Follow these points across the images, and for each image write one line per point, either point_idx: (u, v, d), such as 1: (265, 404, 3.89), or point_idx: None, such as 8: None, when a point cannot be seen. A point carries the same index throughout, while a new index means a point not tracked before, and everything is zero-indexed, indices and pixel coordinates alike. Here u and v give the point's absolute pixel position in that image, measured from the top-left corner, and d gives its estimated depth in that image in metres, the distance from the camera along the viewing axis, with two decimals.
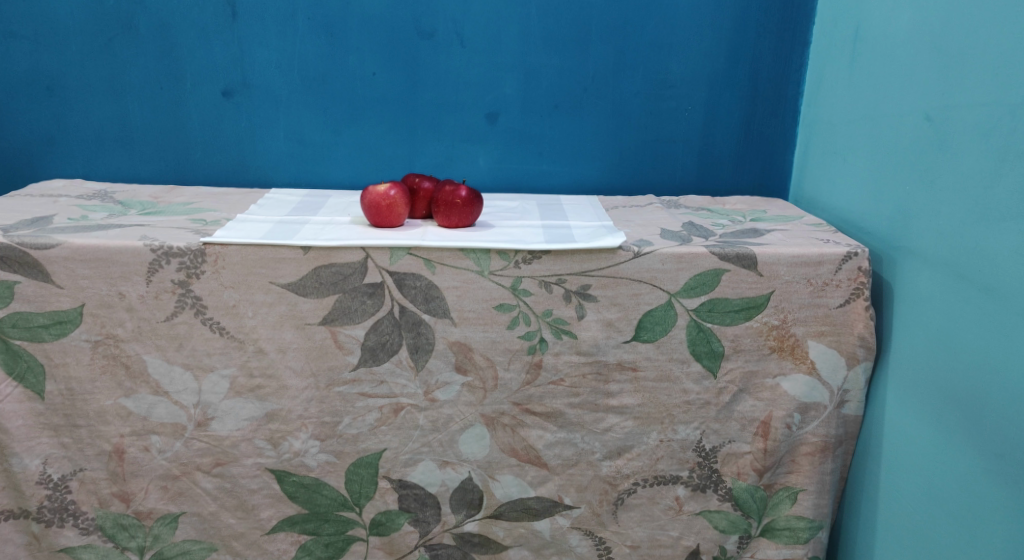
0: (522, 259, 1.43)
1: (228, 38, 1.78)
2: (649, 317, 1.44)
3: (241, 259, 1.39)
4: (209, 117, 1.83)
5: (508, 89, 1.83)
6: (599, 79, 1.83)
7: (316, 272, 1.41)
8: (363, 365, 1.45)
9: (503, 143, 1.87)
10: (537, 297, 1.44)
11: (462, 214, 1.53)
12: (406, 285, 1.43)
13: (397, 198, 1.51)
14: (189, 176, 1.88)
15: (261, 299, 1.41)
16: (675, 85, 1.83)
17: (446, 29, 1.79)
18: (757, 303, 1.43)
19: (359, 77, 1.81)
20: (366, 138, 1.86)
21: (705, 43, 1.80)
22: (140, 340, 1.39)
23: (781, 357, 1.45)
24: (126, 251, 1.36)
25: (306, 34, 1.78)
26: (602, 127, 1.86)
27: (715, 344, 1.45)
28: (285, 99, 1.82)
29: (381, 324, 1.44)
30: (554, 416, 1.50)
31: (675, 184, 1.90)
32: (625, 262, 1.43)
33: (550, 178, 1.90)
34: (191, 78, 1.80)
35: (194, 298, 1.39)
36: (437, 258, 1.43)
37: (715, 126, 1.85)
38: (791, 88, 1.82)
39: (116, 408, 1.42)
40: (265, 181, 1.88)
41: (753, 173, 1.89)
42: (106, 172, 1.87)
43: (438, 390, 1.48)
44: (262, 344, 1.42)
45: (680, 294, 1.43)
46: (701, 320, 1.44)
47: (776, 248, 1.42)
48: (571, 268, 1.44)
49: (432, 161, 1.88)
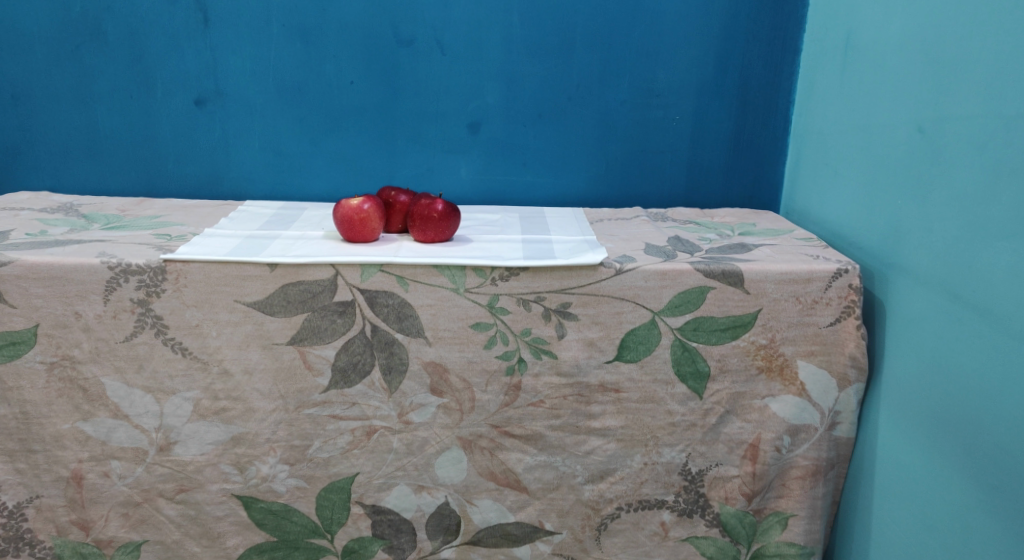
0: (499, 276, 1.37)
1: (200, 45, 1.72)
2: (631, 336, 1.39)
3: (204, 276, 1.34)
4: (181, 126, 1.77)
5: (489, 98, 1.77)
6: (584, 88, 1.77)
7: (284, 289, 1.36)
8: (334, 387, 1.39)
9: (485, 153, 1.81)
10: (515, 315, 1.39)
11: (439, 228, 1.47)
12: (377, 303, 1.37)
13: (371, 212, 1.45)
14: (160, 188, 1.81)
15: (226, 318, 1.35)
16: (662, 94, 1.77)
17: (426, 36, 1.73)
18: (743, 322, 1.37)
19: (336, 86, 1.76)
20: (344, 148, 1.80)
21: (692, 52, 1.74)
22: (98, 362, 1.34)
23: (769, 378, 1.39)
24: (82, 268, 1.30)
25: (281, 40, 1.72)
26: (587, 138, 1.80)
27: (700, 364, 1.39)
28: (259, 108, 1.77)
29: (352, 344, 1.38)
30: (534, 439, 1.44)
31: (663, 196, 1.85)
32: (606, 279, 1.37)
33: (534, 190, 1.84)
34: (161, 87, 1.74)
35: (154, 318, 1.33)
36: (411, 275, 1.37)
37: (703, 136, 1.80)
38: (782, 97, 1.77)
39: (74, 433, 1.36)
40: (239, 193, 1.82)
41: (744, 184, 1.83)
42: (74, 183, 1.81)
43: (413, 412, 1.42)
44: (228, 365, 1.36)
45: (663, 312, 1.38)
46: (686, 339, 1.38)
47: (763, 265, 1.36)
48: (550, 285, 1.38)
49: (411, 172, 1.82)
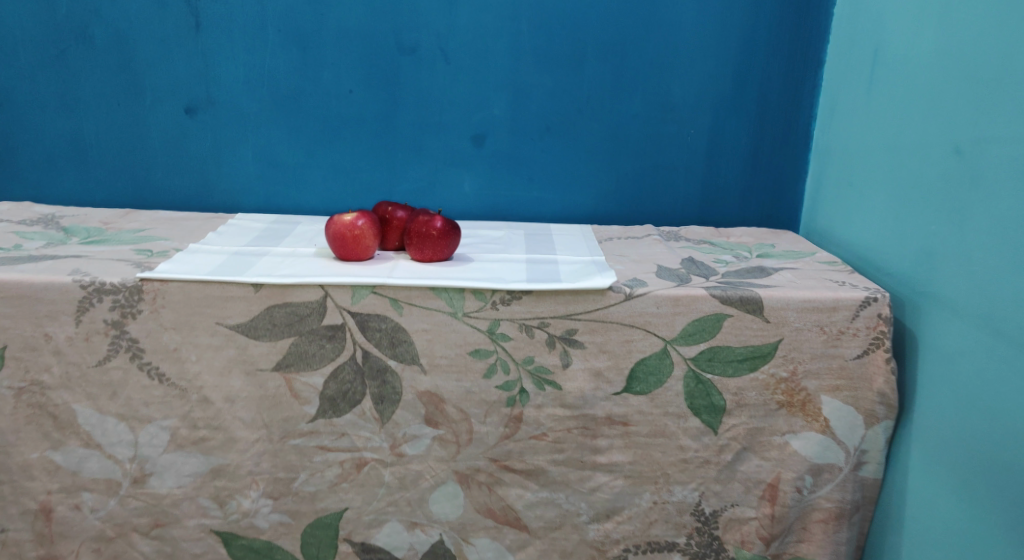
0: (500, 299, 1.28)
1: (191, 50, 1.63)
2: (641, 366, 1.29)
3: (184, 297, 1.25)
4: (171, 135, 1.68)
5: (495, 109, 1.68)
6: (595, 100, 1.68)
7: (269, 311, 1.27)
8: (322, 417, 1.30)
9: (489, 167, 1.72)
10: (516, 342, 1.29)
11: (437, 247, 1.38)
12: (369, 327, 1.28)
13: (365, 228, 1.36)
14: (148, 199, 1.72)
15: (206, 342, 1.26)
16: (677, 107, 1.68)
17: (429, 44, 1.64)
18: (763, 352, 1.26)
19: (334, 95, 1.67)
20: (342, 160, 1.71)
21: (709, 63, 1.65)
22: (70, 388, 1.26)
23: (790, 414, 1.28)
24: (53, 287, 1.22)
25: (276, 46, 1.63)
26: (596, 152, 1.71)
27: (715, 398, 1.28)
28: (253, 118, 1.68)
29: (342, 371, 1.29)
30: (536, 474, 1.34)
31: (677, 214, 1.75)
32: (614, 304, 1.27)
33: (540, 206, 1.75)
34: (150, 93, 1.66)
35: (129, 341, 1.25)
36: (405, 297, 1.27)
37: (720, 152, 1.70)
38: (804, 111, 1.67)
39: (43, 463, 1.28)
40: (231, 206, 1.73)
41: (762, 203, 1.73)
42: (59, 194, 1.72)
43: (406, 444, 1.32)
44: (208, 393, 1.28)
45: (676, 341, 1.28)
46: (700, 370, 1.28)
47: (785, 291, 1.26)
48: (555, 311, 1.28)
49: (412, 186, 1.73)
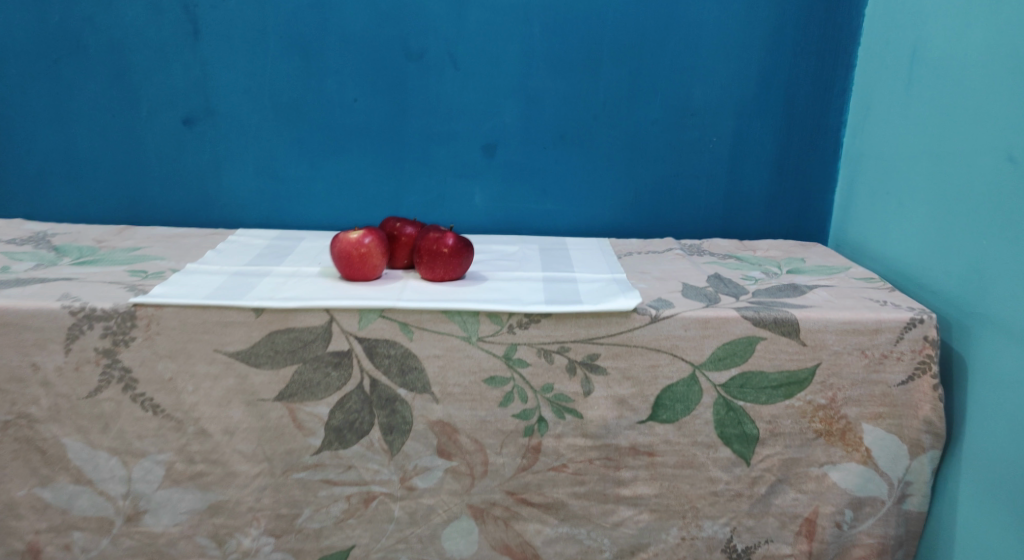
0: (517, 322, 1.20)
1: (189, 59, 1.55)
2: (668, 393, 1.20)
3: (179, 323, 1.17)
4: (167, 148, 1.60)
5: (507, 117, 1.60)
6: (612, 107, 1.60)
7: (271, 337, 1.19)
8: (327, 448, 1.22)
9: (501, 179, 1.64)
10: (534, 368, 1.21)
11: (449, 266, 1.29)
12: (377, 353, 1.20)
13: (373, 247, 1.28)
14: (144, 215, 1.64)
15: (204, 371, 1.18)
16: (699, 114, 1.59)
17: (437, 50, 1.56)
18: (799, 378, 1.18)
19: (338, 104, 1.59)
20: (347, 173, 1.63)
21: (732, 67, 1.56)
22: (58, 421, 1.18)
23: (829, 444, 1.19)
24: (40, 314, 1.14)
25: (278, 53, 1.55)
26: (614, 162, 1.63)
27: (747, 426, 1.20)
28: (254, 129, 1.60)
29: (348, 400, 1.21)
30: (555, 508, 1.25)
31: (698, 226, 1.67)
32: (640, 327, 1.19)
33: (555, 218, 1.67)
34: (146, 104, 1.58)
35: (121, 370, 1.17)
36: (415, 321, 1.19)
37: (744, 160, 1.62)
38: (834, 117, 1.58)
39: (31, 500, 1.20)
40: (232, 221, 1.65)
41: (788, 214, 1.64)
42: (51, 211, 1.64)
43: (416, 477, 1.24)
44: (205, 425, 1.20)
45: (705, 366, 1.19)
46: (731, 397, 1.19)
47: (823, 311, 1.17)
48: (576, 335, 1.20)
49: (420, 199, 1.65)
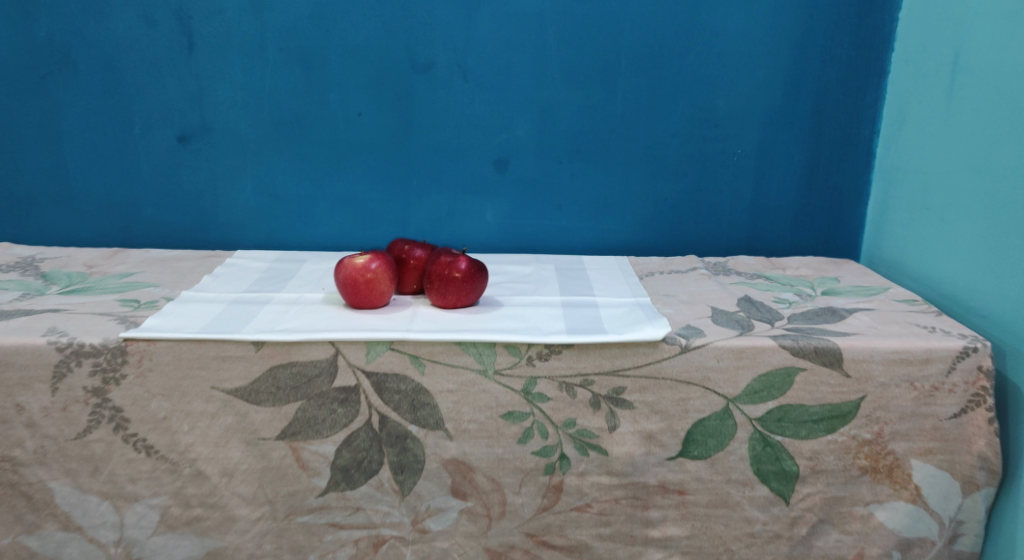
0: (536, 354, 1.11)
1: (184, 73, 1.47)
2: (700, 428, 1.12)
3: (174, 358, 1.09)
4: (162, 167, 1.52)
5: (519, 130, 1.52)
6: (630, 118, 1.51)
7: (272, 372, 1.10)
8: (334, 490, 1.14)
9: (514, 195, 1.56)
10: (555, 403, 1.12)
11: (461, 292, 1.21)
12: (386, 388, 1.12)
13: (380, 272, 1.20)
14: (138, 237, 1.56)
15: (200, 409, 1.10)
16: (721, 124, 1.51)
17: (446, 61, 1.48)
18: (842, 412, 1.09)
19: (341, 118, 1.51)
20: (351, 190, 1.55)
21: (757, 76, 1.48)
22: (45, 465, 1.09)
23: (875, 482, 1.10)
24: (24, 350, 1.06)
25: (277, 66, 1.47)
26: (632, 176, 1.55)
27: (786, 463, 1.11)
28: (252, 145, 1.51)
29: (356, 438, 1.12)
30: (579, 551, 1.17)
31: (721, 242, 1.58)
32: (669, 358, 1.10)
33: (571, 235, 1.59)
34: (139, 121, 1.50)
35: (112, 410, 1.09)
36: (427, 353, 1.11)
37: (770, 173, 1.53)
38: (865, 127, 1.50)
39: (16, 549, 1.12)
40: (231, 242, 1.57)
41: (817, 229, 1.56)
42: (41, 233, 1.56)
43: (429, 518, 1.16)
44: (202, 466, 1.11)
45: (740, 399, 1.10)
46: (769, 432, 1.10)
47: (867, 339, 1.09)
48: (599, 366, 1.11)
49: (429, 217, 1.57)
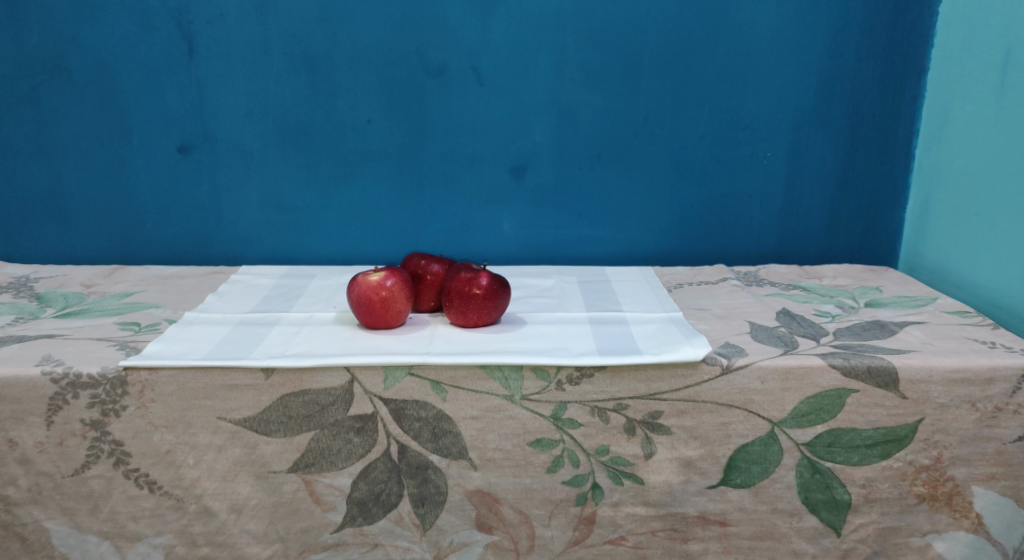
0: (566, 377, 1.03)
1: (184, 81, 1.40)
2: (743, 454, 1.04)
3: (178, 387, 1.01)
4: (161, 179, 1.45)
5: (537, 136, 1.44)
6: (654, 121, 1.44)
7: (283, 401, 1.02)
8: (350, 525, 1.06)
9: (532, 203, 1.48)
10: (587, 429, 1.05)
11: (483, 310, 1.13)
12: (406, 416, 1.04)
13: (396, 290, 1.12)
14: (138, 253, 1.49)
15: (207, 441, 1.02)
16: (750, 127, 1.43)
17: (459, 64, 1.40)
18: (898, 436, 1.02)
19: (349, 126, 1.43)
20: (360, 201, 1.47)
21: (788, 75, 1.40)
22: (40, 504, 1.02)
23: (933, 510, 1.03)
24: (16, 382, 0.98)
25: (282, 72, 1.40)
26: (657, 182, 1.47)
27: (837, 491, 1.03)
28: (257, 155, 1.44)
29: (373, 469, 1.05)
30: None
31: (750, 250, 1.50)
32: (709, 380, 1.02)
33: (592, 245, 1.51)
34: (138, 132, 1.42)
35: (112, 443, 1.01)
36: (449, 378, 1.03)
37: (802, 177, 1.45)
38: (903, 127, 1.42)
39: None
40: (234, 257, 1.49)
41: (852, 235, 1.48)
42: (36, 250, 1.49)
43: (453, 553, 1.08)
44: (209, 502, 1.04)
45: (786, 423, 1.03)
46: (818, 458, 1.03)
47: (924, 357, 1.01)
48: (634, 390, 1.03)
49: (443, 228, 1.49)
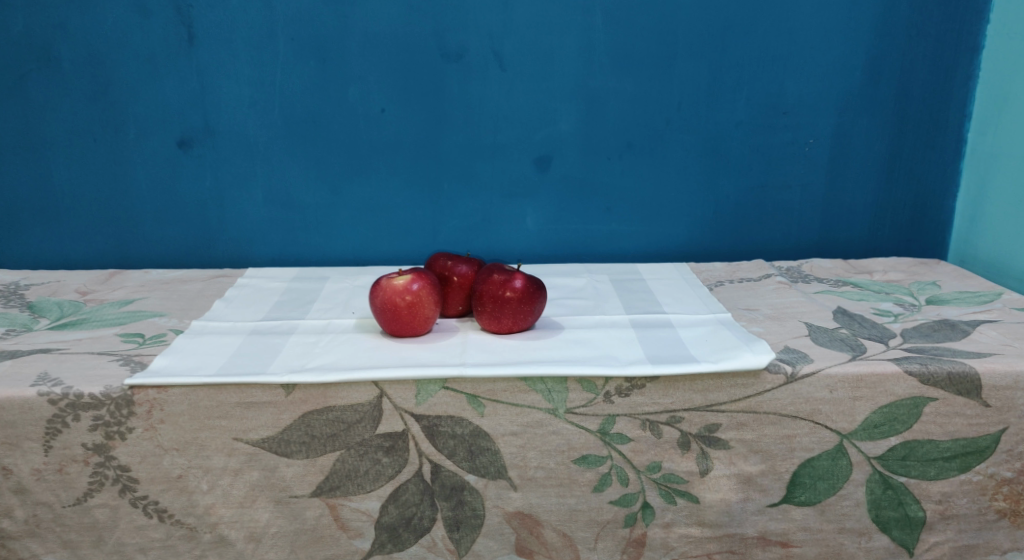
0: (615, 389, 0.94)
1: (183, 69, 1.29)
2: (808, 470, 0.96)
3: (189, 407, 0.91)
4: (160, 175, 1.34)
5: (564, 124, 1.34)
6: (689, 107, 1.33)
7: (305, 419, 0.93)
8: (379, 553, 0.97)
9: (558, 197, 1.37)
10: (637, 444, 0.96)
11: (519, 315, 1.03)
12: (439, 434, 0.95)
13: (424, 294, 1.02)
14: (136, 255, 1.38)
15: (221, 465, 0.93)
16: (792, 112, 1.33)
17: (479, 47, 1.30)
18: (979, 447, 0.96)
19: (361, 116, 1.32)
20: (373, 197, 1.36)
21: (834, 55, 1.31)
22: (39, 536, 0.92)
23: (1014, 526, 0.98)
24: (10, 405, 0.89)
25: (289, 58, 1.29)
26: (692, 172, 1.36)
27: (910, 508, 0.97)
28: (262, 149, 1.33)
29: (404, 492, 0.96)
30: None
31: (790, 243, 1.40)
32: (773, 389, 0.94)
33: (622, 241, 1.40)
34: (133, 124, 1.32)
35: (117, 469, 0.91)
36: (487, 392, 0.94)
37: (847, 165, 1.36)
38: (955, 111, 1.33)
39: None
40: (239, 259, 1.39)
41: (899, 226, 1.39)
42: (26, 254, 1.38)
43: None
44: (224, 531, 0.94)
45: (857, 434, 0.95)
46: (891, 473, 0.96)
47: (1007, 362, 0.95)
48: (690, 400, 0.95)
49: (462, 224, 1.38)
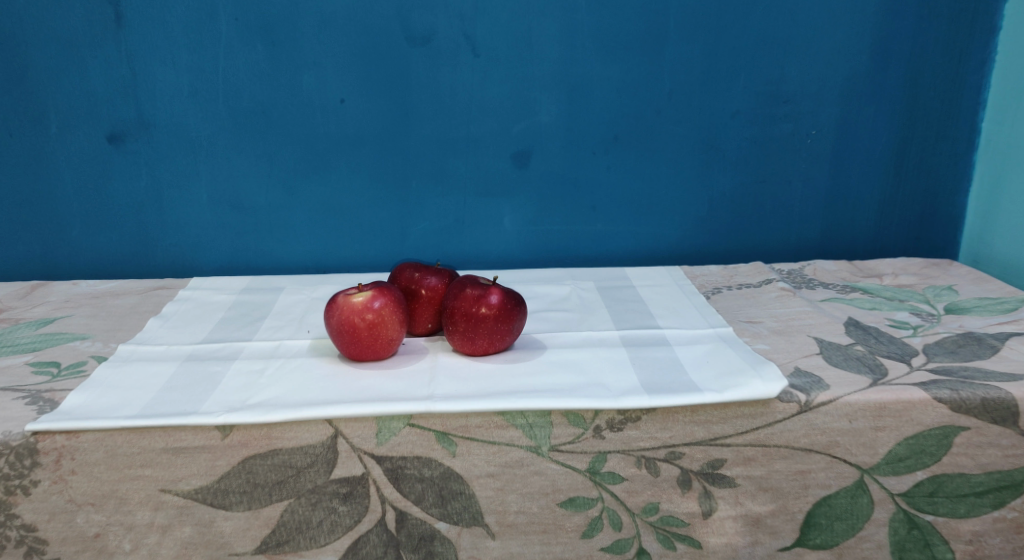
0: (607, 422, 0.82)
1: (110, 54, 1.14)
2: (824, 509, 0.85)
3: (105, 454, 0.77)
4: (88, 175, 1.19)
5: (544, 115, 1.20)
6: (681, 95, 1.20)
7: (245, 465, 0.80)
8: None
9: (538, 196, 1.24)
10: (632, 484, 0.84)
11: (495, 335, 0.90)
12: (404, 477, 0.82)
13: (385, 313, 0.88)
14: (63, 264, 1.24)
15: (147, 520, 0.79)
16: (794, 100, 1.21)
17: (449, 29, 1.16)
18: (1015, 481, 0.85)
19: (317, 108, 1.18)
20: (332, 197, 1.23)
21: (839, 37, 1.19)
22: None
23: None
24: None
25: (233, 42, 1.15)
26: (684, 167, 1.24)
27: (938, 549, 0.86)
28: (205, 144, 1.19)
29: (363, 545, 0.82)
30: None
31: (790, 244, 1.29)
32: (785, 420, 0.83)
33: (608, 243, 1.27)
34: (56, 118, 1.16)
35: (21, 529, 0.78)
36: (459, 428, 0.81)
37: (852, 158, 1.24)
38: (968, 98, 1.22)
39: None
40: (182, 267, 1.25)
41: (907, 223, 1.28)
42: None
43: None
44: None
45: (879, 468, 0.84)
46: (917, 511, 0.85)
47: None
48: (691, 434, 0.83)
49: (431, 227, 1.25)
